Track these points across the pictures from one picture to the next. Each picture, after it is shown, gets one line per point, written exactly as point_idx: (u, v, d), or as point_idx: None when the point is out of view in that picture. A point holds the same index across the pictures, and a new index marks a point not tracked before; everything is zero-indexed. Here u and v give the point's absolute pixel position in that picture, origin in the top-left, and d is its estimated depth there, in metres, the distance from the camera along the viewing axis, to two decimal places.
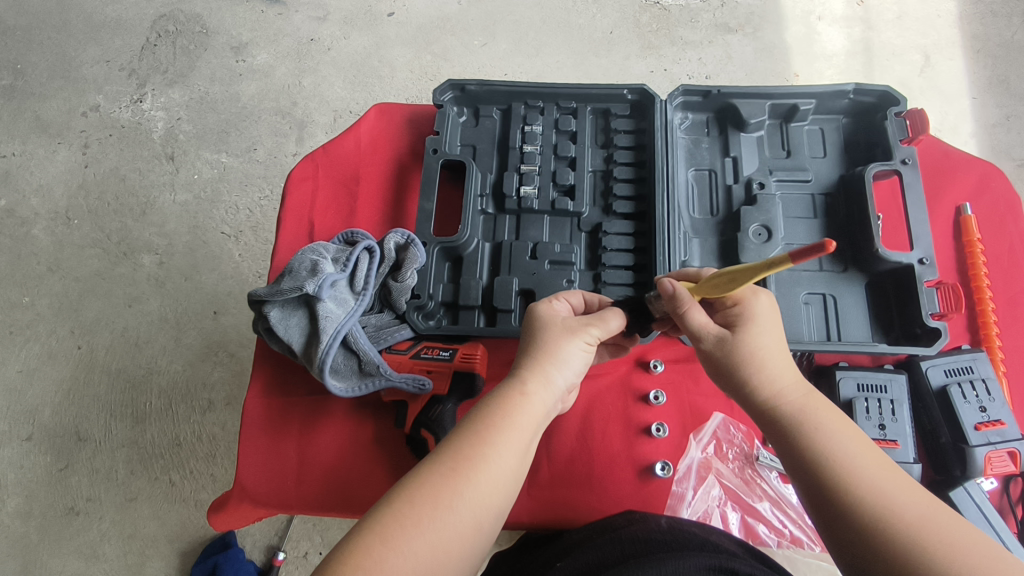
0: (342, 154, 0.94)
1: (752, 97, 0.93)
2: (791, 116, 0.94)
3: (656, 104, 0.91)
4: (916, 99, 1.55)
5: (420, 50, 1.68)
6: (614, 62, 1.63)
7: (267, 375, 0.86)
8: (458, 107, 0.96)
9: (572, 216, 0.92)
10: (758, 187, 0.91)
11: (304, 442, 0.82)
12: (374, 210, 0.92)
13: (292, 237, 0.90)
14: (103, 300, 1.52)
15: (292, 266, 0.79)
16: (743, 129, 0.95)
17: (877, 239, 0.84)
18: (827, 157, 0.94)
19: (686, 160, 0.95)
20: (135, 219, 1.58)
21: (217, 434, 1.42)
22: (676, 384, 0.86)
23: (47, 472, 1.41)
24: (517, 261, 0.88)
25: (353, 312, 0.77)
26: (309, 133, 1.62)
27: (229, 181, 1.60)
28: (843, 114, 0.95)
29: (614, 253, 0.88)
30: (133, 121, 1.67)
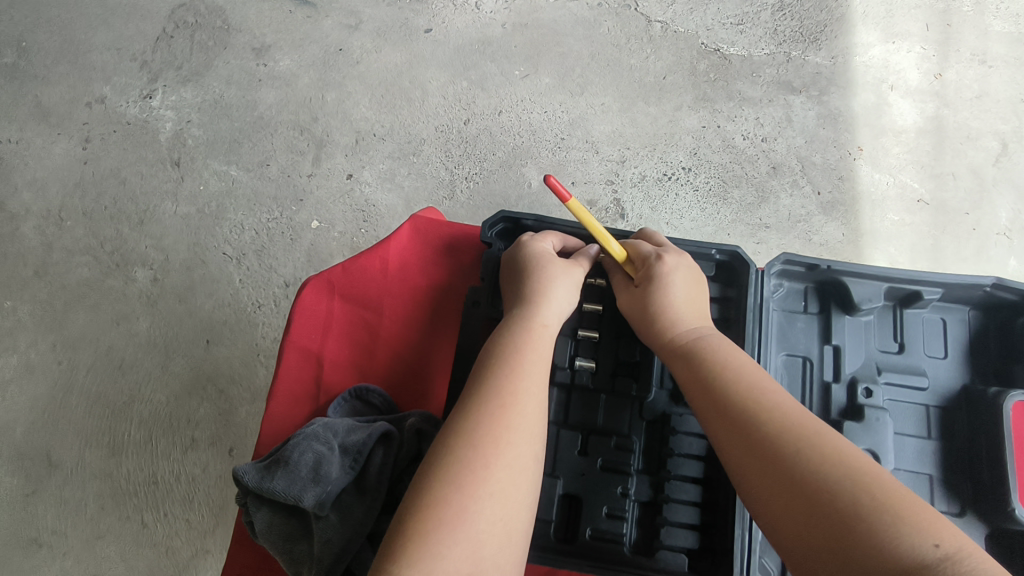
0: (365, 279, 0.82)
1: (865, 276, 0.77)
2: (909, 302, 0.77)
3: (752, 273, 0.77)
4: (988, 191, 1.42)
5: (456, 75, 1.55)
6: (664, 112, 1.50)
7: (252, 556, 0.73)
8: (508, 240, 0.83)
9: (634, 399, 0.76)
10: (864, 392, 0.75)
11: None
12: (394, 354, 0.80)
13: (293, 375, 0.78)
14: (90, 314, 1.41)
15: (290, 457, 0.64)
16: (850, 312, 0.78)
17: (1012, 492, 0.67)
18: (948, 359, 0.76)
19: (778, 341, 0.78)
20: (132, 228, 1.47)
21: (197, 476, 1.32)
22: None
23: (12, 497, 1.31)
24: (562, 454, 0.73)
25: (357, 534, 0.64)
26: (327, 153, 1.50)
27: (236, 198, 1.48)
28: (970, 304, 0.78)
29: (683, 459, 0.73)
30: (141, 119, 1.54)
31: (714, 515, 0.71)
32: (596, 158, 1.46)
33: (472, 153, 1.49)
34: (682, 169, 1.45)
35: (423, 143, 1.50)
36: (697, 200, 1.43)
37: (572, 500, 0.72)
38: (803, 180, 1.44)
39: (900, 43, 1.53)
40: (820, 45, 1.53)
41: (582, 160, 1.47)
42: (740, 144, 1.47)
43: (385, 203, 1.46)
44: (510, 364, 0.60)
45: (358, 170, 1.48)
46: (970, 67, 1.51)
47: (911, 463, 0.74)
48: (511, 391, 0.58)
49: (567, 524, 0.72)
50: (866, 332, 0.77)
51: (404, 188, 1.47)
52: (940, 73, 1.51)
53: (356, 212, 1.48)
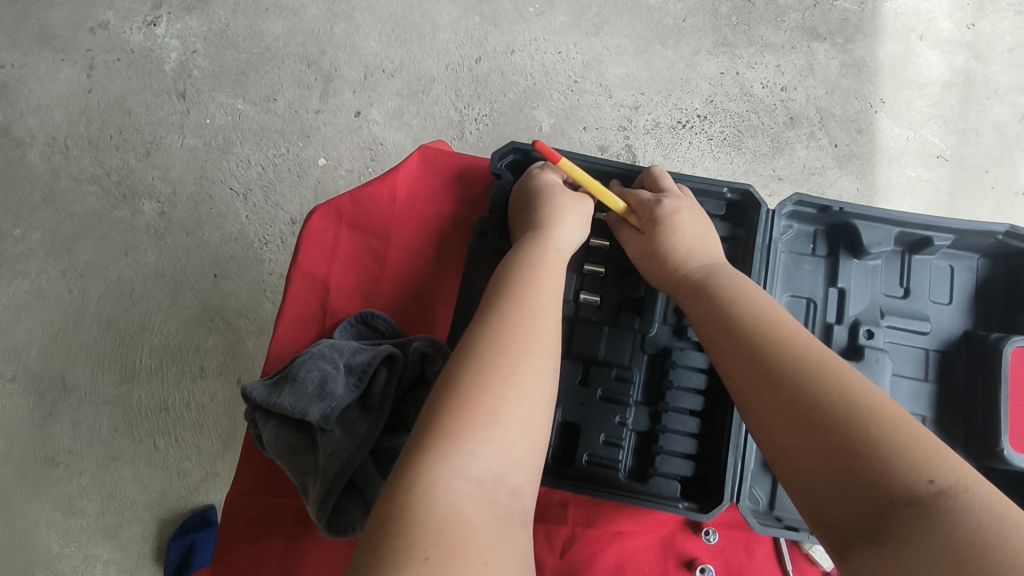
0: (371, 207, 0.82)
1: (877, 220, 0.77)
2: (919, 248, 0.78)
3: (763, 213, 0.77)
4: (1010, 148, 1.39)
5: (469, 10, 1.49)
6: (682, 56, 1.45)
7: (257, 472, 0.76)
8: (518, 172, 0.83)
9: (636, 332, 0.76)
10: (864, 334, 0.76)
11: (293, 552, 0.73)
12: (399, 283, 0.81)
13: (301, 300, 0.79)
14: (99, 243, 1.42)
15: (297, 373, 0.66)
16: (858, 256, 0.78)
17: (1004, 437, 0.69)
18: (951, 305, 0.78)
19: (784, 282, 0.78)
20: (138, 158, 1.46)
21: (206, 405, 1.35)
22: (728, 554, 0.75)
23: (29, 418, 1.36)
24: (564, 384, 0.75)
25: (362, 448, 0.66)
26: (335, 89, 1.47)
27: (242, 131, 1.46)
28: (979, 252, 0.78)
29: (682, 392, 0.74)
30: (145, 46, 1.51)
31: (707, 446, 0.73)
32: (609, 103, 1.43)
33: (483, 93, 1.45)
34: (697, 117, 1.42)
35: (433, 81, 1.46)
36: (710, 148, 1.40)
37: (571, 428, 0.74)
38: (821, 133, 1.40)
39: None
40: None
41: (595, 103, 1.43)
42: (758, 93, 1.43)
43: (393, 141, 1.44)
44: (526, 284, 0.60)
45: (366, 107, 1.46)
46: (1005, 18, 1.45)
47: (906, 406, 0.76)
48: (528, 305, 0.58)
49: (566, 448, 0.74)
50: (872, 276, 0.78)
51: (412, 127, 1.45)
52: (973, 24, 1.44)
53: (363, 150, 1.46)
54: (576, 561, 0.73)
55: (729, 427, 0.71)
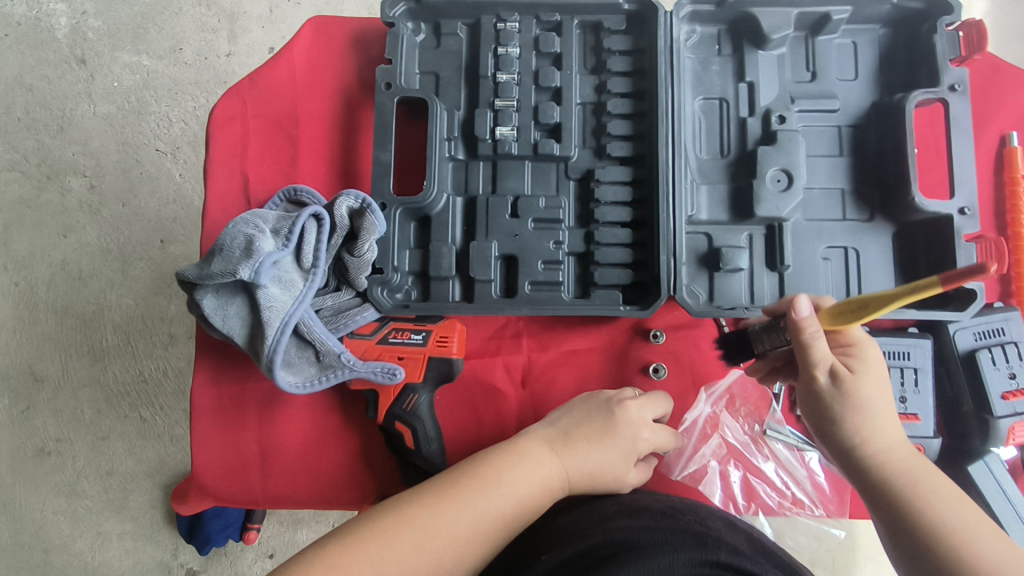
0: (274, 89, 0.80)
1: (774, 6, 0.76)
2: (820, 28, 0.78)
3: (661, 17, 0.74)
4: None
5: None
6: None
7: (219, 364, 0.77)
8: (414, 23, 0.78)
9: (559, 160, 0.77)
10: (777, 120, 0.77)
11: (266, 433, 0.76)
12: (318, 158, 0.80)
13: (224, 192, 0.78)
14: (34, 231, 1.37)
15: (223, 241, 0.65)
16: (762, 46, 0.78)
17: (914, 186, 0.71)
18: (858, 80, 0.79)
19: (694, 86, 0.79)
20: (53, 136, 1.39)
21: (184, 369, 1.35)
22: (676, 352, 0.81)
23: (9, 415, 1.35)
24: (494, 219, 0.75)
25: (301, 299, 0.67)
26: (242, 27, 1.39)
27: (155, 89, 1.39)
28: (880, 23, 0.79)
29: (609, 207, 0.75)
30: (30, 16, 1.41)
31: (642, 252, 0.75)
32: None
33: None
34: None
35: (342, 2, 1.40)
36: None
37: (510, 260, 0.76)
38: None
39: None
40: None
41: None
42: None
43: None
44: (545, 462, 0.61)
45: (279, 41, 1.39)
46: None
47: (824, 181, 0.78)
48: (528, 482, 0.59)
49: (507, 280, 0.75)
50: (778, 64, 0.78)
51: None
52: None
53: None
54: (535, 387, 0.80)
55: (658, 227, 0.72)
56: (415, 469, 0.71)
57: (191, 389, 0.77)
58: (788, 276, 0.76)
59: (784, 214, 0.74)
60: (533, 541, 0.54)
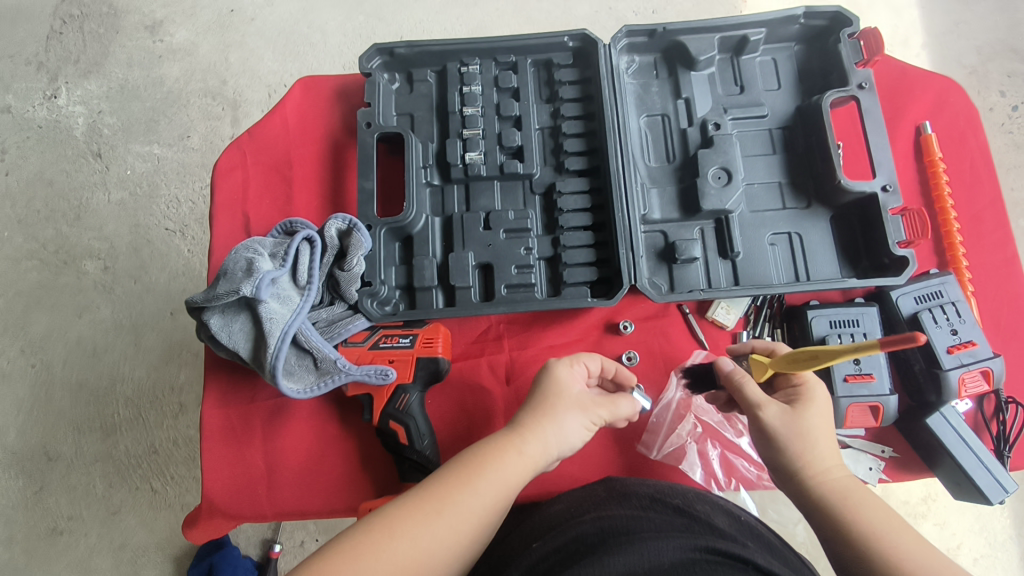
0: (269, 139, 0.87)
1: (699, 31, 0.85)
2: (742, 49, 0.87)
3: (600, 50, 0.83)
4: (867, 12, 1.51)
5: (352, 11, 1.57)
6: (557, 4, 1.55)
7: (225, 384, 0.78)
8: (389, 73, 0.87)
9: (523, 178, 0.84)
10: (714, 128, 0.84)
11: (271, 447, 0.76)
12: (312, 196, 0.86)
13: (227, 234, 0.83)
14: (51, 313, 1.44)
15: (226, 266, 0.71)
16: (693, 68, 0.87)
17: (837, 170, 0.78)
18: (783, 90, 0.87)
19: (637, 106, 0.87)
20: (70, 224, 1.48)
21: (194, 437, 1.38)
22: (647, 340, 0.83)
23: (22, 496, 1.36)
24: (469, 233, 0.81)
25: (299, 311, 0.71)
26: (244, 113, 1.52)
27: (165, 173, 1.50)
28: (794, 41, 0.88)
29: (571, 214, 0.81)
30: (51, 119, 1.55)
31: (606, 250, 0.80)
32: None
33: None
34: None
35: None
36: None
37: (486, 268, 0.81)
38: None
39: None
40: None
41: None
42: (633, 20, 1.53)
43: None
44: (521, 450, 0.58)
45: None
46: None
47: (764, 177, 0.84)
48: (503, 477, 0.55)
49: (485, 286, 0.80)
50: (710, 81, 0.87)
51: None
52: None
53: None
54: (521, 383, 0.80)
55: (616, 225, 0.77)
56: (411, 465, 0.72)
57: (201, 411, 0.78)
58: (740, 262, 0.81)
59: (727, 206, 0.80)
60: (525, 533, 0.56)
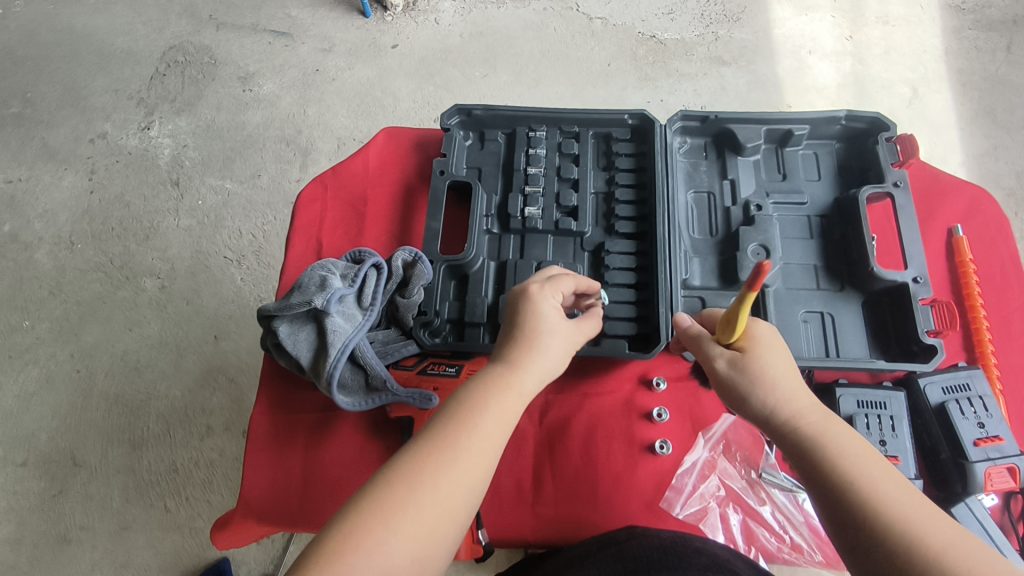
0: (350, 176, 0.95)
1: (748, 122, 0.91)
2: (786, 141, 0.93)
3: (656, 128, 0.90)
4: (906, 129, 1.58)
5: (423, 81, 1.72)
6: (612, 93, 1.67)
7: (277, 394, 0.83)
8: (464, 131, 0.96)
9: (576, 235, 0.90)
10: (756, 208, 0.89)
11: (310, 459, 0.79)
12: (381, 230, 0.92)
13: (300, 256, 0.90)
14: (103, 324, 1.52)
15: (301, 281, 0.78)
16: (741, 153, 0.93)
17: (871, 257, 0.82)
18: (822, 181, 0.92)
19: (685, 183, 0.93)
20: (138, 244, 1.59)
21: (215, 460, 1.39)
22: (679, 400, 0.84)
23: (40, 499, 1.38)
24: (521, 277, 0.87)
25: (361, 328, 0.76)
26: (313, 160, 1.65)
27: (233, 207, 1.61)
28: (835, 139, 0.94)
29: (616, 271, 0.86)
30: (140, 148, 1.70)
31: (648, 309, 0.84)
32: None
33: None
34: None
35: None
36: None
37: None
38: None
39: (813, 14, 1.72)
40: (742, 23, 1.72)
41: None
42: None
43: None
44: (513, 369, 0.59)
45: None
46: (876, 28, 1.70)
47: (800, 259, 0.88)
48: (501, 384, 0.57)
49: None
50: (755, 167, 0.93)
51: None
52: (851, 36, 1.69)
53: None
54: (555, 424, 0.82)
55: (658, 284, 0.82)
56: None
57: (251, 417, 0.82)
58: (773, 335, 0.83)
59: (764, 280, 0.84)
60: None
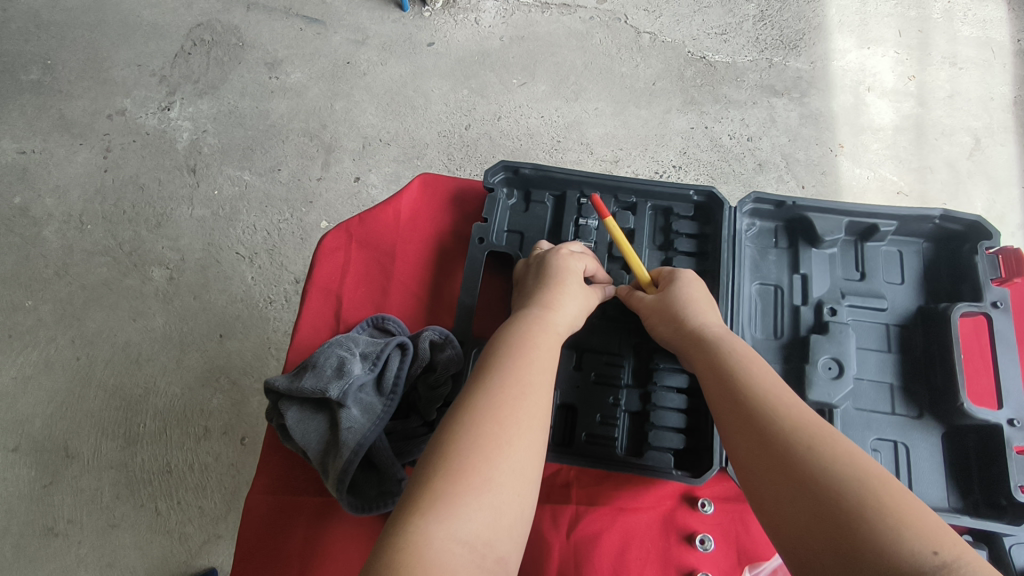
0: (379, 227, 0.88)
1: (828, 213, 0.85)
2: (869, 236, 0.86)
3: (725, 211, 0.85)
4: (964, 182, 1.49)
5: (458, 84, 1.64)
6: (654, 114, 1.58)
7: (277, 471, 0.77)
8: (509, 189, 0.90)
9: (627, 324, 0.84)
10: (829, 312, 0.83)
11: (309, 550, 0.72)
12: (409, 292, 0.86)
13: (316, 312, 0.84)
14: (107, 311, 1.47)
15: (317, 359, 0.73)
16: (816, 245, 0.86)
17: (961, 391, 0.75)
18: (905, 285, 0.85)
19: (752, 272, 0.87)
20: (149, 230, 1.54)
21: (210, 465, 1.35)
22: (727, 526, 0.74)
23: (30, 487, 1.34)
24: (560, 370, 0.82)
25: (379, 423, 0.69)
26: (336, 158, 1.58)
27: (249, 200, 1.55)
28: (924, 238, 0.87)
29: (670, 372, 0.80)
30: (159, 129, 1.63)
31: (698, 419, 0.80)
32: (590, 158, 1.54)
33: (473, 155, 1.57)
34: (672, 167, 1.52)
35: (426, 148, 1.58)
36: None
37: (569, 410, 0.81)
38: (788, 176, 1.50)
39: (875, 48, 1.62)
40: (800, 52, 1.62)
41: (577, 160, 1.54)
42: (726, 143, 1.54)
43: None
44: (539, 329, 0.65)
45: (365, 173, 1.56)
46: (942, 69, 1.59)
47: (874, 374, 0.81)
48: (523, 361, 0.59)
49: (567, 429, 0.80)
50: (830, 262, 0.86)
51: None
52: (914, 76, 1.59)
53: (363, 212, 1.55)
54: (583, 538, 0.72)
55: None
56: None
57: (246, 498, 0.75)
58: None
59: (835, 400, 0.78)
60: None
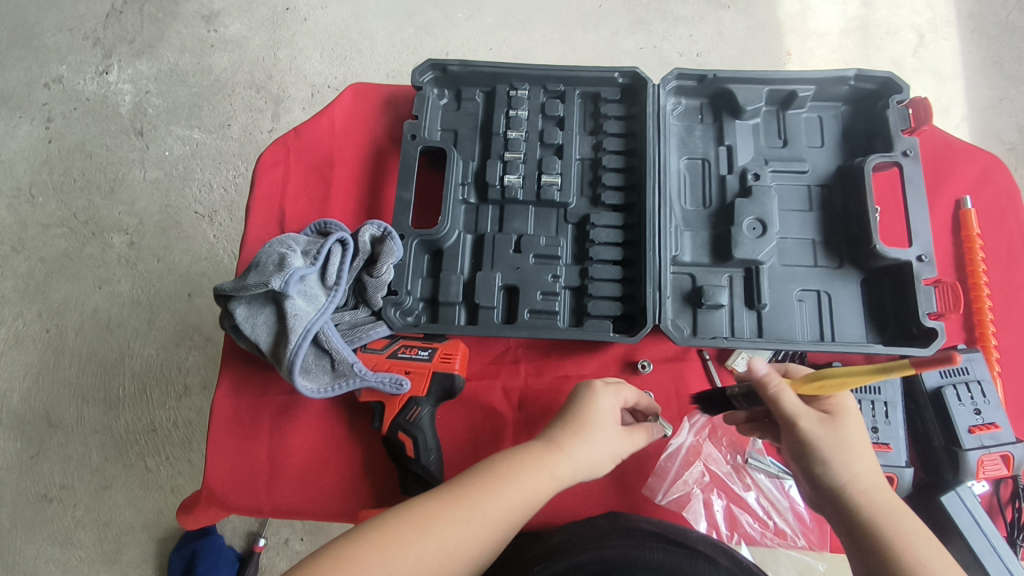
0: (314, 139, 0.90)
1: (749, 82, 0.88)
2: (789, 103, 0.90)
3: (649, 89, 0.87)
4: (908, 79, 1.52)
5: (402, 23, 1.61)
6: (602, 37, 1.57)
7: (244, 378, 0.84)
8: (439, 89, 0.91)
9: (559, 206, 0.88)
10: (753, 177, 0.87)
11: (275, 445, 0.81)
12: (348, 199, 0.90)
13: (262, 226, 0.87)
14: (71, 282, 1.46)
15: (259, 258, 0.75)
16: (738, 116, 0.89)
17: (875, 235, 0.79)
18: (825, 147, 0.89)
19: (679, 148, 0.90)
20: (103, 197, 1.51)
21: (193, 420, 1.37)
22: (664, 384, 0.85)
23: (17, 459, 1.36)
24: (500, 254, 0.84)
25: (324, 310, 0.74)
26: (286, 108, 1.55)
27: (202, 158, 1.53)
28: (842, 101, 0.90)
29: (603, 246, 0.84)
30: (99, 94, 1.59)
31: (633, 286, 0.83)
32: None
33: None
34: None
35: None
36: None
37: (512, 290, 0.84)
38: None
39: None
40: None
41: None
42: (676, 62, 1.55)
43: None
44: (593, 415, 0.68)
45: None
46: None
47: (798, 233, 0.86)
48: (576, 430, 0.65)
49: (507, 307, 0.84)
50: (754, 132, 0.90)
51: None
52: None
53: None
54: (534, 409, 0.84)
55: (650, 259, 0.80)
56: (414, 479, 0.76)
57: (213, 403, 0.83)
58: (765, 314, 0.83)
59: (760, 257, 0.82)
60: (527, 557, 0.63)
